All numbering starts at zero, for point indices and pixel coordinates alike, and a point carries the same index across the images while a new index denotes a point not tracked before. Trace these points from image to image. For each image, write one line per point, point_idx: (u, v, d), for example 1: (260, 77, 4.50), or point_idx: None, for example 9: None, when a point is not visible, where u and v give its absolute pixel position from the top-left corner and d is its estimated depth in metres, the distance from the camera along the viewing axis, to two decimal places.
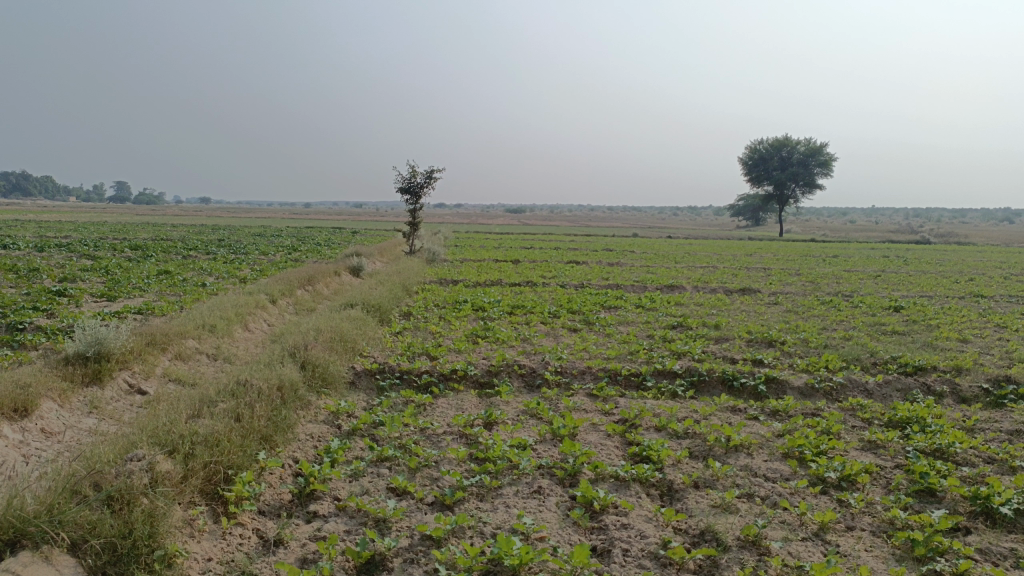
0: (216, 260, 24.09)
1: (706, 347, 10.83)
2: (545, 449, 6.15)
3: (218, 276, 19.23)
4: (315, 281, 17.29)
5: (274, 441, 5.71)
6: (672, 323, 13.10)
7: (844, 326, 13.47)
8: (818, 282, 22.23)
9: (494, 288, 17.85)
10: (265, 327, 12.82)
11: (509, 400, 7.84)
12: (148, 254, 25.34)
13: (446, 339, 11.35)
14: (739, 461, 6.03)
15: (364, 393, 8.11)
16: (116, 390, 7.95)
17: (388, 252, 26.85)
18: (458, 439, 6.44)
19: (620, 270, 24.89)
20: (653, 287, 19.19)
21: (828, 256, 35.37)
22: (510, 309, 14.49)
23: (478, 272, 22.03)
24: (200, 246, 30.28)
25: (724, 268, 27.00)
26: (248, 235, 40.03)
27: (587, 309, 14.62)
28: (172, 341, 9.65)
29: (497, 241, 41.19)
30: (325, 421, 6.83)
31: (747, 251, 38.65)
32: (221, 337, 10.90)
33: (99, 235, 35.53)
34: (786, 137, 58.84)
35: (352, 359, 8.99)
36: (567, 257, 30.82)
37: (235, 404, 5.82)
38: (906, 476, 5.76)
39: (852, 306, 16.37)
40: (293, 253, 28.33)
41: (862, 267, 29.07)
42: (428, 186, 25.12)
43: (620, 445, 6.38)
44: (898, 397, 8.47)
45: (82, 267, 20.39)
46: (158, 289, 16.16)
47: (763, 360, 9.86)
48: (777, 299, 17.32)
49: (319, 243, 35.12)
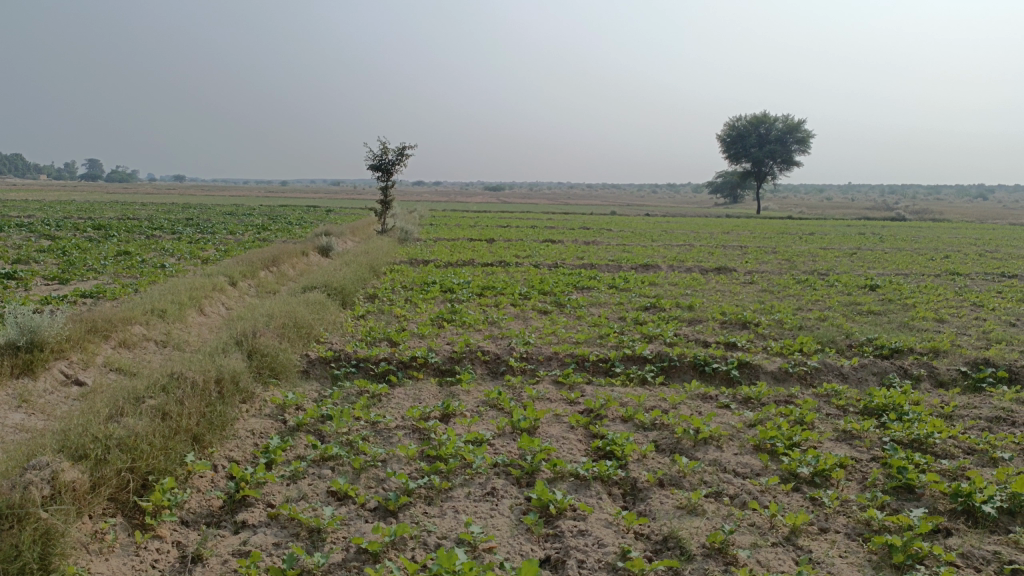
0: (181, 240, 23.36)
1: (678, 330, 10.48)
2: (502, 445, 5.75)
3: (181, 257, 18.59)
4: (280, 262, 16.73)
5: (205, 441, 5.28)
6: (645, 304, 12.74)
7: (820, 307, 13.17)
8: (794, 260, 21.98)
9: (466, 269, 17.38)
10: (223, 311, 12.30)
11: (470, 389, 7.43)
12: (110, 234, 24.54)
13: (410, 323, 10.87)
14: (708, 455, 5.67)
15: (316, 384, 7.65)
16: (50, 382, 7.41)
17: (360, 231, 26.23)
18: (410, 435, 6.01)
19: (596, 249, 24.50)
20: (628, 267, 18.82)
21: (805, 234, 35.19)
22: (480, 290, 14.04)
23: (451, 252, 21.52)
24: (166, 225, 29.46)
25: (701, 246, 26.67)
26: (218, 214, 39.18)
27: (559, 290, 14.21)
28: (116, 327, 9.11)
29: (474, 219, 40.61)
30: (269, 417, 6.38)
31: (725, 229, 38.45)
32: (172, 323, 10.38)
33: (65, 215, 34.53)
34: (764, 114, 58.56)
35: (306, 347, 8.53)
36: (543, 236, 30.33)
37: (162, 400, 5.37)
38: (883, 471, 5.44)
39: (829, 285, 16.10)
40: (262, 233, 27.60)
41: (838, 245, 28.89)
42: (400, 163, 24.52)
43: (582, 439, 5.99)
44: (874, 381, 8.17)
45: (39, 248, 19.61)
46: (114, 271, 15.51)
47: (737, 344, 9.51)
48: (753, 278, 17.01)
49: (291, 222, 34.39)
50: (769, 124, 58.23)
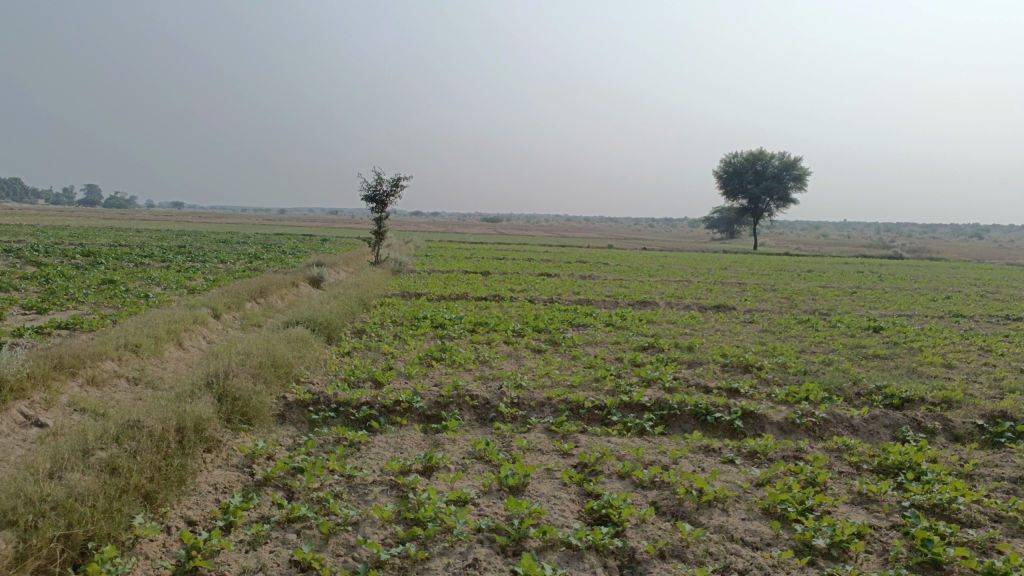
0: (170, 269, 22.92)
1: (678, 373, 10.01)
2: (488, 506, 5.25)
3: (167, 287, 18.13)
4: (267, 294, 16.26)
5: (157, 499, 4.78)
6: (642, 344, 12.27)
7: (824, 349, 12.71)
8: (794, 298, 21.56)
9: (459, 303, 16.95)
10: (203, 346, 11.80)
11: (456, 438, 6.93)
12: (98, 261, 24.09)
13: (397, 361, 10.38)
14: (713, 520, 5.18)
15: (292, 429, 7.15)
16: (7, 423, 6.84)
17: (353, 262, 25.85)
18: (388, 492, 5.50)
19: (592, 283, 24.11)
20: (625, 303, 18.41)
21: (804, 271, 34.94)
22: (472, 326, 13.56)
23: (444, 284, 21.07)
24: (157, 253, 29.03)
25: (698, 282, 26.29)
26: (212, 242, 38.84)
27: (554, 327, 13.76)
28: (84, 364, 8.60)
29: (469, 250, 40.28)
30: (235, 469, 5.87)
31: (723, 264, 38.17)
32: (146, 358, 9.89)
33: (56, 240, 34.13)
34: (761, 150, 58.67)
35: (283, 389, 8.03)
36: (539, 269, 29.94)
37: (112, 453, 4.88)
38: (906, 543, 4.96)
39: (830, 326, 15.68)
40: (254, 262, 27.20)
41: (837, 283, 28.55)
42: (394, 194, 24.25)
43: (575, 499, 5.49)
44: (887, 435, 7.68)
45: (22, 274, 19.13)
46: (95, 301, 15.02)
47: (739, 390, 9.03)
48: (753, 318, 16.57)
49: (285, 251, 34.03)
50: (766, 160, 58.34)
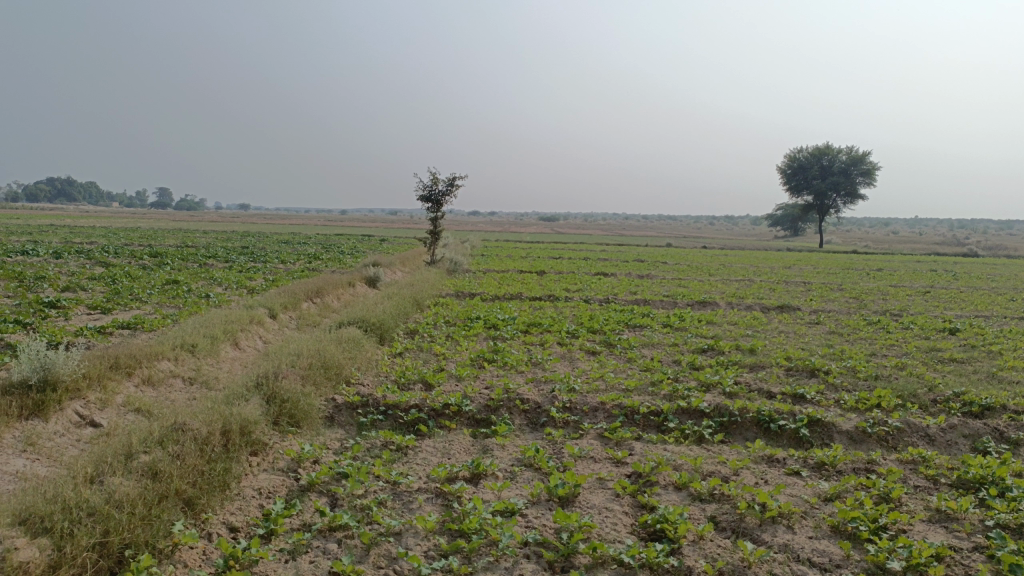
0: (232, 269, 23.37)
1: (738, 377, 9.60)
2: (536, 517, 5.02)
3: (227, 287, 18.44)
4: (324, 294, 16.35)
5: (199, 505, 4.70)
6: (701, 345, 11.86)
7: (896, 353, 12.06)
8: (862, 298, 20.69)
9: (513, 303, 16.76)
10: (259, 345, 11.88)
11: (506, 444, 6.71)
12: (164, 262, 24.72)
13: (448, 363, 10.23)
14: (777, 538, 4.83)
15: (340, 432, 7.04)
16: (62, 423, 6.91)
17: (410, 262, 25.97)
18: (433, 501, 5.31)
19: (650, 283, 23.64)
20: (684, 303, 17.93)
21: (873, 270, 33.65)
22: (526, 327, 13.34)
23: (499, 284, 20.92)
24: (220, 254, 29.70)
25: (761, 282, 25.51)
26: (275, 243, 39.66)
27: (609, 328, 13.44)
28: (140, 364, 8.69)
29: (526, 250, 40.08)
30: (281, 472, 5.78)
31: (787, 263, 37.04)
32: (203, 358, 9.97)
33: (126, 242, 35.32)
34: (827, 146, 56.87)
35: (332, 390, 7.95)
36: (596, 268, 29.55)
37: (155, 457, 4.83)
38: (992, 568, 4.52)
39: (902, 328, 14.92)
40: (313, 262, 27.56)
41: (909, 283, 27.37)
42: (450, 194, 24.23)
43: (629, 512, 5.20)
44: (966, 446, 7.16)
45: (91, 275, 19.72)
46: (158, 300, 15.35)
47: (805, 395, 8.58)
48: (819, 319, 15.91)
49: (344, 251, 34.43)
50: (832, 156, 56.52)
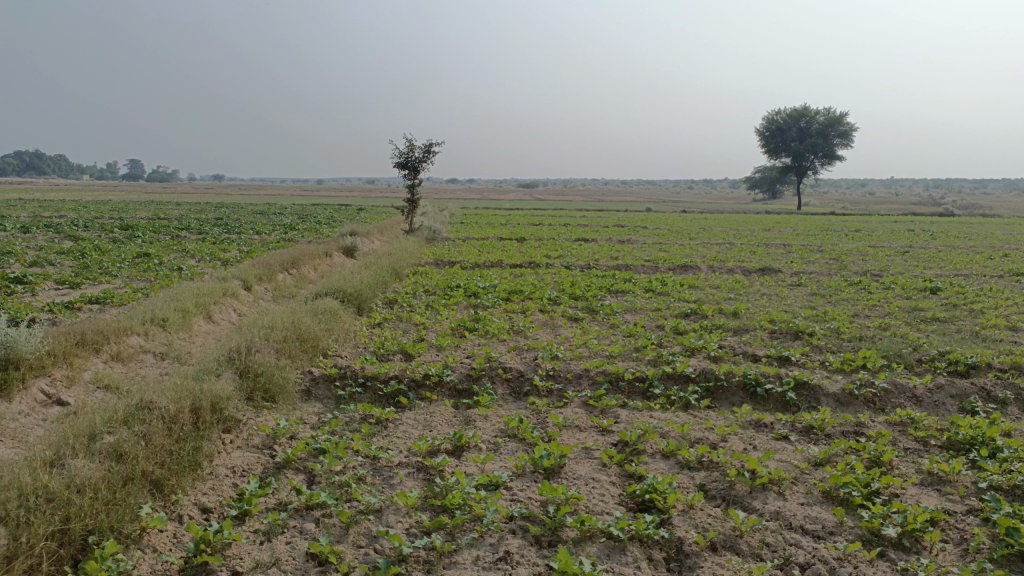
0: (205, 241, 22.89)
1: (723, 341, 9.47)
2: (521, 490, 4.86)
3: (201, 259, 18.04)
4: (300, 264, 16.00)
5: (168, 486, 4.48)
6: (684, 310, 11.71)
7: (879, 313, 12.01)
8: (842, 259, 20.65)
9: (493, 271, 16.52)
10: (233, 318, 11.59)
11: (489, 415, 6.53)
12: (135, 235, 24.14)
13: (428, 333, 10.01)
14: (769, 506, 4.71)
15: (318, 406, 6.83)
16: (26, 403, 6.63)
17: (387, 230, 25.58)
18: (415, 476, 5.13)
19: (631, 248, 23.47)
20: (665, 268, 17.80)
21: (851, 231, 33.69)
22: (506, 295, 13.12)
23: (479, 252, 20.64)
24: (194, 226, 29.11)
25: (741, 245, 25.41)
26: (249, 214, 39.03)
27: (591, 294, 13.27)
28: (109, 340, 8.39)
29: (505, 217, 39.75)
30: (255, 450, 5.57)
31: (766, 226, 36.99)
32: (174, 333, 9.68)
33: (96, 215, 34.53)
34: (804, 107, 56.70)
35: (309, 363, 7.72)
36: (576, 234, 29.31)
37: (120, 436, 4.60)
38: (988, 531, 4.43)
39: (884, 289, 14.88)
40: (289, 233, 27.07)
41: (887, 243, 27.45)
42: (426, 160, 23.80)
43: (616, 482, 5.06)
44: (953, 406, 7.10)
45: (59, 249, 19.18)
46: (129, 274, 14.95)
47: (790, 358, 8.48)
48: (801, 281, 15.82)
49: (320, 222, 33.87)
50: (810, 117, 56.39)
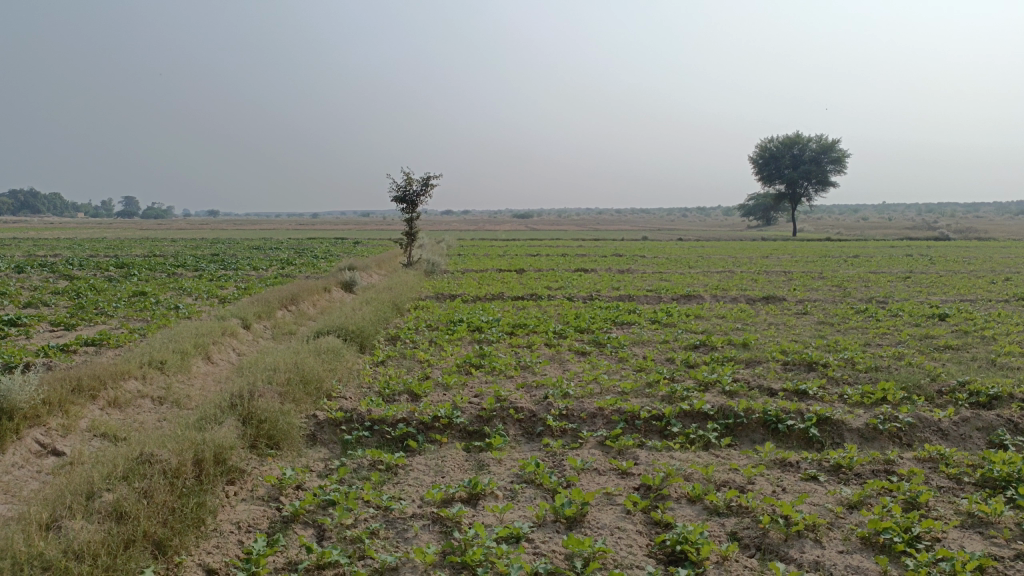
0: (202, 278, 22.68)
1: (736, 374, 9.25)
2: (543, 542, 4.61)
3: (198, 297, 17.80)
4: (299, 301, 15.78)
5: (171, 547, 4.21)
6: (693, 342, 11.49)
7: (890, 342, 11.81)
8: (845, 286, 20.50)
9: (495, 304, 16.31)
10: (233, 358, 11.33)
11: (503, 459, 6.28)
12: (131, 273, 23.92)
13: (433, 370, 9.76)
14: (807, 555, 4.46)
15: (324, 452, 6.57)
16: (20, 454, 6.34)
17: (386, 264, 25.40)
18: (430, 528, 4.87)
19: (631, 278, 23.34)
20: (668, 298, 17.62)
21: (850, 257, 33.63)
22: (511, 329, 12.90)
23: (479, 285, 20.43)
24: (190, 262, 28.88)
25: (741, 272, 25.29)
26: (246, 249, 38.86)
27: (597, 326, 13.05)
28: (106, 385, 8.12)
29: (502, 248, 39.62)
30: (261, 502, 5.30)
31: (764, 253, 36.96)
32: (172, 376, 9.41)
33: (91, 253, 34.29)
34: (797, 134, 57.11)
35: (313, 407, 7.46)
36: (574, 264, 29.15)
37: (119, 494, 4.34)
38: None
39: (891, 316, 14.71)
40: (286, 268, 26.89)
41: (887, 269, 27.34)
42: (424, 193, 23.73)
43: (643, 531, 4.81)
44: (981, 440, 6.87)
45: (54, 289, 18.93)
46: (125, 314, 14.69)
47: (807, 392, 8.25)
48: (807, 309, 15.64)
49: (318, 256, 33.71)
50: (803, 144, 56.75)
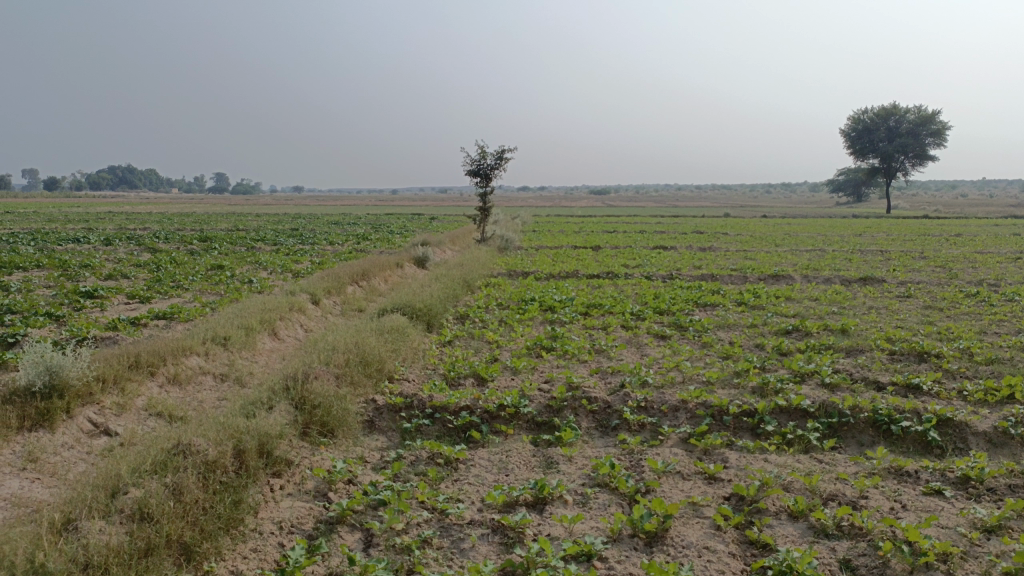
0: (278, 253, 22.76)
1: (836, 363, 8.33)
2: (619, 563, 3.98)
3: (272, 271, 17.78)
4: (369, 276, 15.48)
5: (199, 553, 3.79)
6: (785, 327, 10.55)
7: (1010, 330, 10.57)
8: (949, 267, 18.89)
9: (570, 282, 15.62)
10: (300, 335, 11.05)
11: (575, 456, 5.66)
12: (211, 247, 24.23)
13: (502, 352, 9.20)
14: None
15: (381, 441, 6.09)
16: (72, 434, 6.08)
17: (460, 240, 24.99)
18: (490, 539, 4.31)
19: (714, 256, 22.26)
20: (755, 278, 16.56)
21: (952, 236, 31.37)
22: (585, 309, 12.22)
23: (553, 262, 19.76)
24: (270, 237, 29.15)
25: (833, 252, 23.72)
26: (325, 224, 39.21)
27: (678, 308, 12.24)
28: (165, 361, 7.87)
29: (578, 224, 38.99)
30: (307, 497, 4.83)
31: (856, 231, 34.87)
32: (236, 352, 9.13)
33: (177, 227, 35.28)
34: (893, 106, 53.88)
35: (373, 391, 6.99)
36: (653, 241, 28.01)
37: (147, 491, 3.96)
38: None
39: (1007, 301, 13.30)
40: (361, 243, 26.90)
41: (995, 249, 25.28)
42: (499, 167, 23.14)
43: (736, 553, 4.12)
44: None
45: (136, 261, 19.22)
46: (199, 288, 14.68)
47: (921, 387, 7.31)
48: (910, 292, 14.34)
49: (392, 231, 33.57)
50: (900, 116, 53.44)
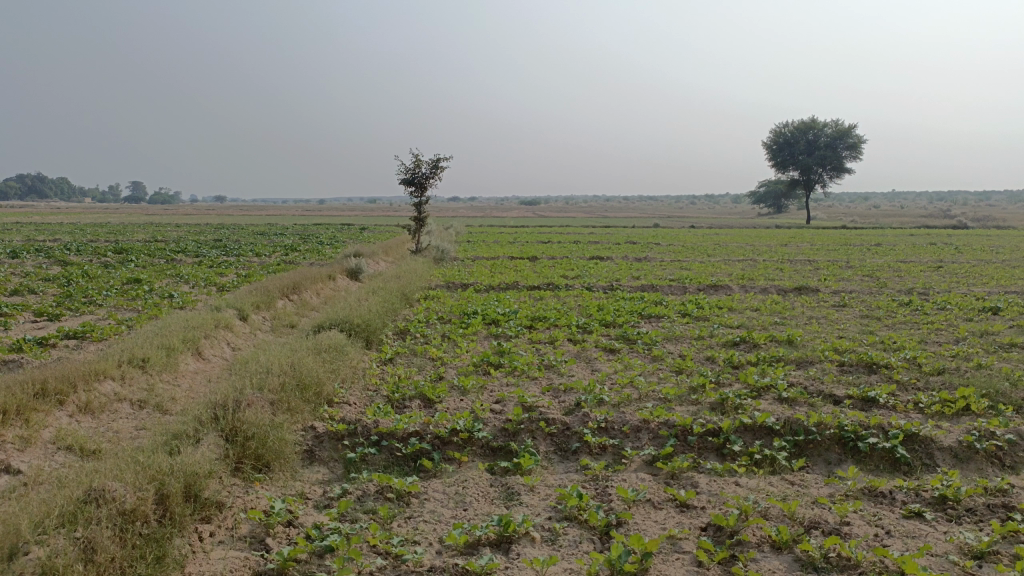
0: (202, 265, 21.64)
1: (790, 376, 8.18)
2: None
3: (195, 285, 16.82)
4: (301, 289, 14.76)
5: None
6: (733, 338, 10.41)
7: (949, 339, 10.70)
8: (878, 276, 19.33)
9: (510, 294, 15.24)
10: (227, 354, 10.31)
11: (537, 485, 5.25)
12: (128, 259, 22.92)
13: (448, 370, 8.74)
14: None
15: (323, 474, 5.54)
16: None
17: (394, 251, 24.35)
18: None
19: (650, 266, 22.26)
20: (694, 288, 16.54)
21: (872, 245, 32.41)
22: (530, 322, 11.87)
23: (491, 273, 19.36)
24: (192, 248, 27.82)
25: (764, 261, 24.07)
26: (251, 235, 37.86)
27: (623, 320, 12.01)
28: (76, 388, 7.10)
29: (511, 235, 38.78)
30: (242, 544, 4.28)
31: (782, 241, 35.69)
32: (156, 376, 8.38)
33: (90, 238, 33.42)
34: (812, 120, 55.75)
35: (312, 417, 6.42)
36: (588, 252, 27.91)
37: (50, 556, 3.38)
38: None
39: (939, 309, 13.57)
40: (290, 254, 25.93)
41: (915, 258, 26.17)
42: (433, 176, 22.65)
43: None
44: None
45: (45, 276, 17.92)
46: (115, 303, 13.68)
47: (878, 400, 7.19)
48: (845, 301, 14.51)
49: (322, 242, 32.58)
50: (818, 129, 55.30)
